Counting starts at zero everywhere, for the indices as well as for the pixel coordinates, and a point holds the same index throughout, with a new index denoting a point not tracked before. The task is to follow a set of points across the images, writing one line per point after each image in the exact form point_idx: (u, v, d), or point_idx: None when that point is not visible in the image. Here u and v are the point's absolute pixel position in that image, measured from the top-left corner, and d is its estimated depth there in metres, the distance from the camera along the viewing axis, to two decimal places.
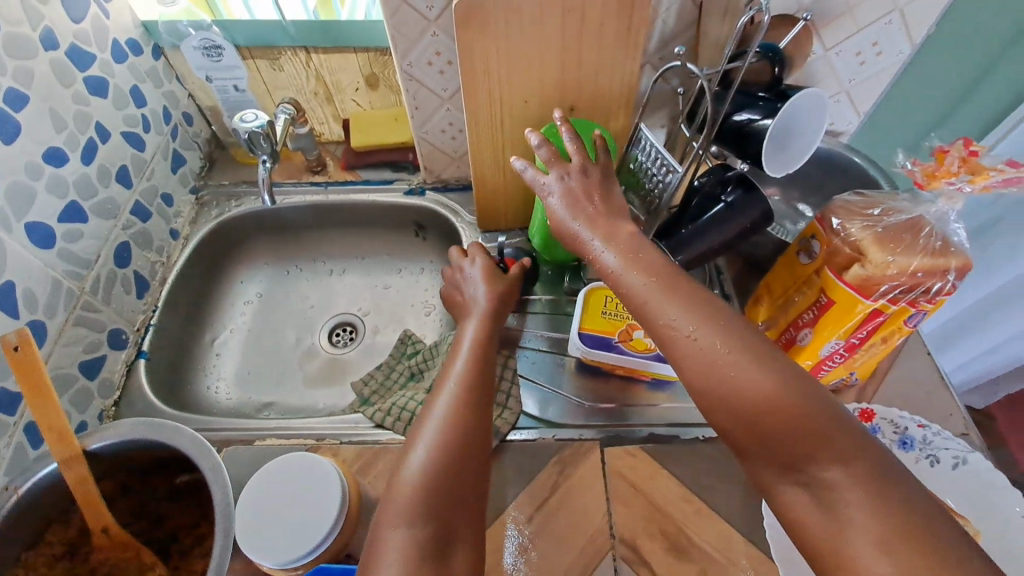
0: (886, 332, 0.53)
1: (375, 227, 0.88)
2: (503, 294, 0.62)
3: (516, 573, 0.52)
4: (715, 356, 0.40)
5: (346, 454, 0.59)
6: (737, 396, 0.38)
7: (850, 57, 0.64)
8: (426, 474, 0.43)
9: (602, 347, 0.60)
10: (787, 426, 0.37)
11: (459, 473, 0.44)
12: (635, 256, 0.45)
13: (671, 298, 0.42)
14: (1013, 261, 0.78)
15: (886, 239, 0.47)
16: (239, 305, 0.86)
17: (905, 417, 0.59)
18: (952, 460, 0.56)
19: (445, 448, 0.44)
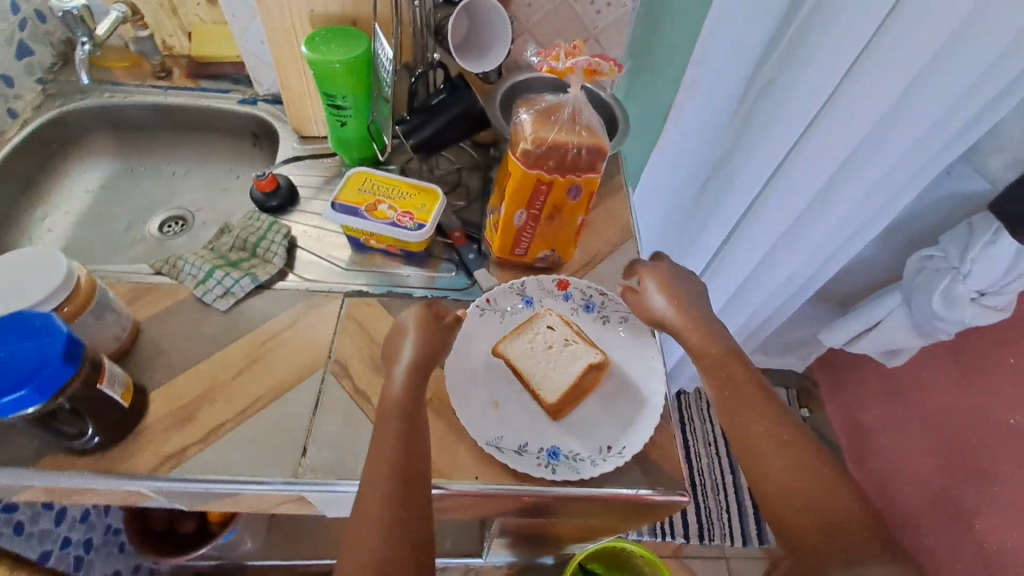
0: (557, 204, 0.66)
1: (215, 134, 0.98)
2: (435, 338, 0.61)
3: (240, 374, 0.64)
4: (773, 455, 0.55)
5: (120, 288, 0.69)
6: (803, 479, 0.53)
7: (586, 4, 0.79)
8: (370, 527, 0.49)
9: (351, 215, 0.72)
10: (830, 514, 0.51)
11: (410, 527, 0.49)
12: (732, 358, 0.63)
13: (763, 400, 0.59)
14: (733, 197, 0.93)
15: (539, 120, 0.62)
16: (77, 191, 0.94)
17: (593, 288, 0.73)
18: (619, 318, 0.72)
19: (403, 495, 0.51)
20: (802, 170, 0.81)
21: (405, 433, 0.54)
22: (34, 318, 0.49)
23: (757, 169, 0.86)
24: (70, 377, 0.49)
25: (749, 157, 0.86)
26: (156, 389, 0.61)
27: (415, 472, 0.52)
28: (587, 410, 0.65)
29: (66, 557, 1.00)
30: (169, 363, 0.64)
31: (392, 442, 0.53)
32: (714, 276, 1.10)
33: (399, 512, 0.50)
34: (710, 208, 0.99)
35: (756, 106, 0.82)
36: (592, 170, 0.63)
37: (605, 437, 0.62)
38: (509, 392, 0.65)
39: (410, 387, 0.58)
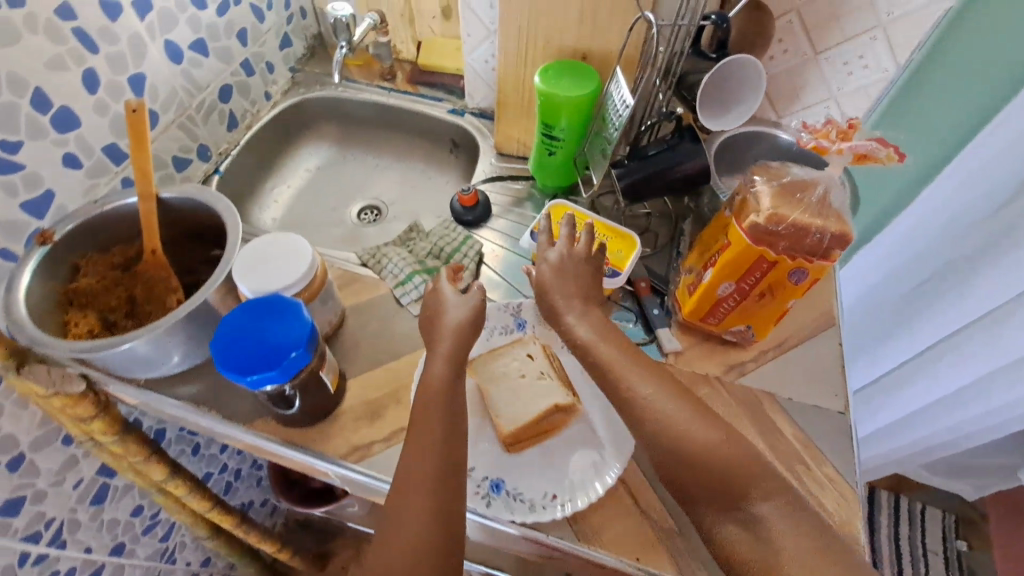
0: (773, 284, 0.61)
1: (420, 137, 1.05)
2: (470, 319, 0.59)
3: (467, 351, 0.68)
4: (663, 407, 0.51)
5: (332, 274, 0.77)
6: (676, 437, 0.49)
7: (839, 66, 0.71)
8: (413, 516, 0.47)
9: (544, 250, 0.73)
10: (711, 462, 0.48)
11: (454, 506, 0.49)
12: (606, 335, 0.57)
13: (632, 368, 0.54)
14: (961, 300, 0.81)
15: (782, 193, 0.57)
16: (299, 169, 1.06)
17: None
18: None
19: (440, 484, 0.49)
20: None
21: (437, 425, 0.52)
22: (286, 304, 0.55)
23: (1000, 288, 0.76)
24: (306, 363, 0.54)
25: (993, 273, 0.76)
26: (351, 377, 0.67)
27: (451, 468, 0.50)
28: (544, 451, 0.61)
29: (221, 481, 1.15)
30: (365, 355, 0.69)
31: (429, 428, 0.51)
32: (892, 389, 0.99)
33: (449, 502, 0.49)
34: (914, 316, 0.89)
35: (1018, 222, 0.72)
36: (830, 258, 0.57)
37: (552, 483, 0.59)
38: (471, 410, 0.64)
39: (434, 374, 0.55)
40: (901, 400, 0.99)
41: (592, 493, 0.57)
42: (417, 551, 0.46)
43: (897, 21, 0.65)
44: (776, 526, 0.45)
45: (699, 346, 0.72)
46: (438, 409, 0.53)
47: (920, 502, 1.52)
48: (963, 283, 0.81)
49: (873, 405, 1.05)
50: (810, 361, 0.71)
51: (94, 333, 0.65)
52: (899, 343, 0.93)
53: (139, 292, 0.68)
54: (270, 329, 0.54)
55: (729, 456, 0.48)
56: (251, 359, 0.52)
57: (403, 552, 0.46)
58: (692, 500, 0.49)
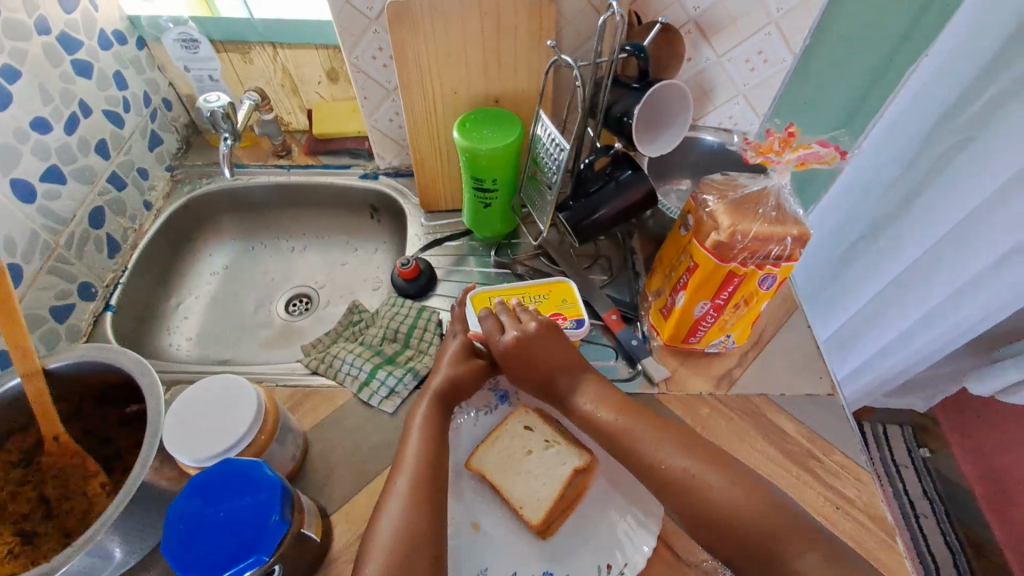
0: (746, 293, 0.61)
1: (334, 209, 0.97)
2: (461, 376, 0.62)
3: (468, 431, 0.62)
4: (673, 467, 0.52)
5: (280, 394, 0.68)
6: (698, 502, 0.49)
7: (741, 63, 0.73)
8: (390, 529, 0.48)
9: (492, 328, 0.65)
10: (742, 524, 0.47)
11: (436, 511, 0.50)
12: (621, 407, 0.57)
13: (647, 435, 0.54)
14: (898, 255, 0.87)
15: (737, 207, 0.57)
16: (205, 275, 0.94)
17: None
18: None
19: (423, 495, 0.50)
20: (986, 242, 0.76)
21: (426, 444, 0.55)
22: (245, 467, 0.47)
23: (924, 235, 0.81)
24: (286, 529, 0.46)
25: (920, 218, 0.81)
26: (335, 511, 0.59)
27: (435, 480, 0.52)
28: (579, 523, 0.57)
29: None
30: (344, 478, 0.61)
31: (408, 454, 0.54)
32: (851, 339, 1.05)
33: (429, 528, 0.48)
34: (855, 271, 0.95)
35: (940, 162, 0.76)
36: (794, 259, 0.57)
37: (603, 554, 0.54)
38: (487, 508, 0.58)
39: (431, 414, 0.58)
40: (859, 349, 1.04)
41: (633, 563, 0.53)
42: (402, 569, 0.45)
43: (786, 15, 0.67)
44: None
45: (684, 365, 0.70)
46: (432, 428, 0.57)
47: (881, 424, 1.61)
48: (897, 236, 0.86)
49: (835, 356, 1.11)
50: (787, 350, 0.72)
51: (15, 553, 0.52)
52: (848, 297, 0.99)
53: (51, 487, 0.56)
54: (236, 505, 0.45)
55: (767, 518, 0.47)
56: (222, 549, 0.42)
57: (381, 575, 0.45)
58: (734, 565, 0.48)
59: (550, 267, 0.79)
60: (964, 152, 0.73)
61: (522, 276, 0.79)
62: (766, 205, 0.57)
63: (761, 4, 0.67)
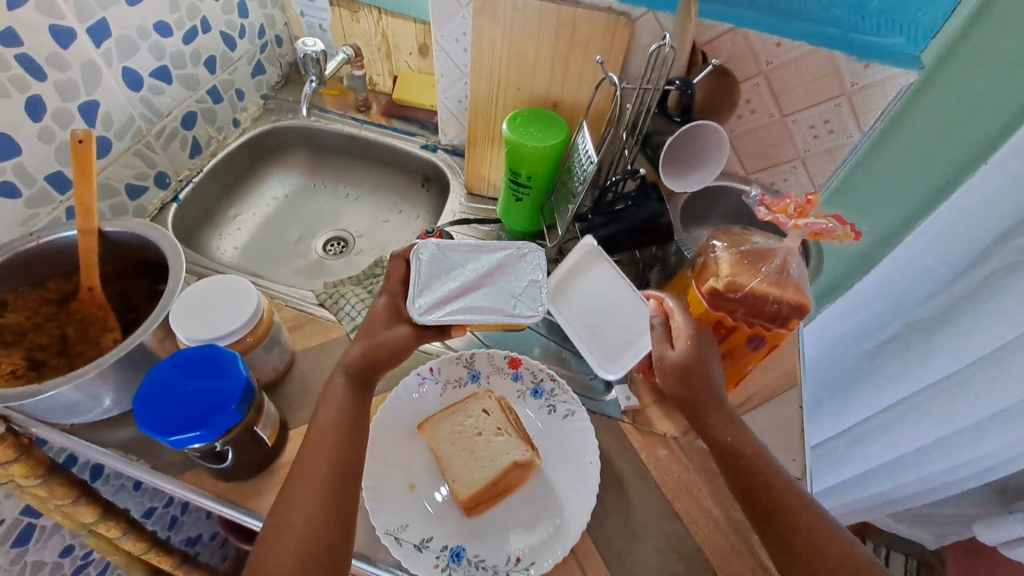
0: (732, 348, 0.61)
1: (392, 170, 1.04)
2: (380, 354, 0.57)
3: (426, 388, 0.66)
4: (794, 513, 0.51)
5: (285, 314, 0.74)
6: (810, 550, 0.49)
7: (806, 128, 0.72)
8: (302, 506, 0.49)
9: (449, 282, 0.61)
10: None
11: (343, 498, 0.50)
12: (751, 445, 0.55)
13: (774, 475, 0.53)
14: (923, 369, 0.81)
15: (742, 260, 0.57)
16: (267, 197, 1.03)
17: (544, 371, 0.68)
18: (564, 410, 0.65)
19: (332, 484, 0.50)
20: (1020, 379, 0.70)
21: (334, 428, 0.53)
22: (223, 356, 0.52)
23: (957, 354, 0.76)
24: (237, 421, 0.51)
25: (951, 337, 0.76)
26: (294, 427, 0.64)
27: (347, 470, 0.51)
28: (504, 511, 0.59)
29: (166, 515, 1.10)
30: (309, 403, 0.66)
31: (323, 434, 0.52)
32: (853, 445, 0.98)
33: (338, 512, 0.49)
34: (877, 375, 0.89)
35: (987, 289, 0.70)
36: (787, 329, 0.57)
37: (516, 546, 0.56)
38: (426, 473, 0.60)
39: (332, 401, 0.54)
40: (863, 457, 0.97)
41: (540, 567, 0.55)
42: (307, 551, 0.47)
43: (861, 90, 0.66)
44: None
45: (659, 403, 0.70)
46: (343, 413, 0.54)
47: (886, 548, 1.50)
48: (929, 345, 0.80)
49: (837, 461, 1.03)
50: (769, 422, 0.70)
51: (22, 373, 0.61)
52: (862, 399, 0.93)
53: (74, 329, 0.65)
54: (206, 385, 0.50)
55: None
56: (181, 416, 0.49)
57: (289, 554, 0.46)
58: None
59: None
60: (1002, 281, 0.68)
61: None
62: (766, 267, 0.56)
63: (836, 73, 0.66)
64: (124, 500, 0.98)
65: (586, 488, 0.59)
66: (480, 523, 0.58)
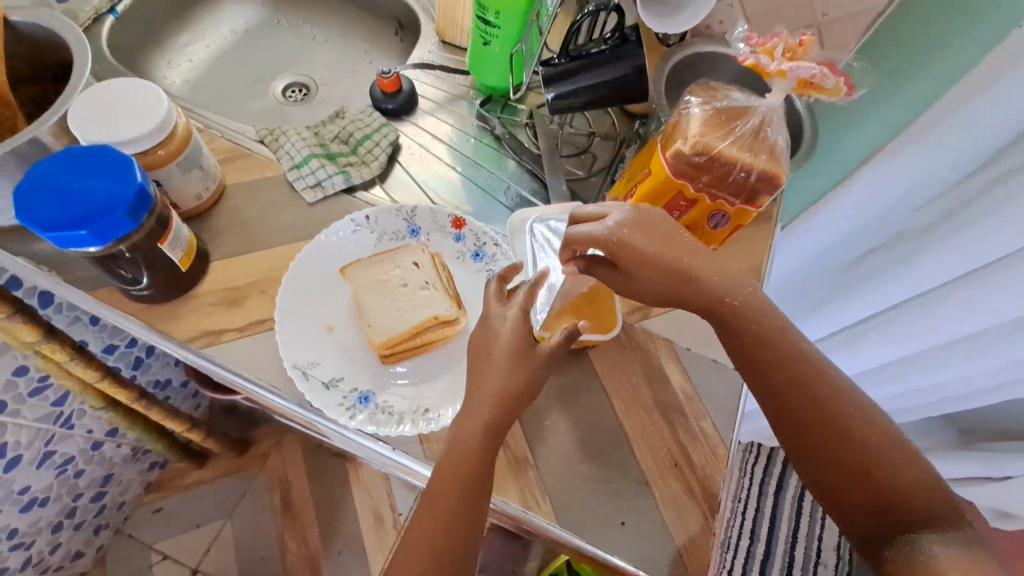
0: (690, 224, 0.55)
1: (363, 10, 0.93)
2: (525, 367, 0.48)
3: (359, 232, 0.62)
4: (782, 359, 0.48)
5: (219, 146, 0.68)
6: (810, 394, 0.48)
7: None
8: (432, 531, 0.46)
9: (543, 237, 0.59)
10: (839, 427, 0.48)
11: (477, 516, 0.47)
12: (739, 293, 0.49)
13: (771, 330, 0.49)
14: (889, 284, 0.76)
15: (714, 119, 0.50)
16: (223, 28, 0.94)
17: (489, 235, 0.64)
18: None
19: (463, 514, 0.46)
20: (1000, 302, 0.64)
21: (480, 473, 0.47)
22: (117, 158, 0.48)
23: (936, 270, 0.69)
24: (133, 230, 0.48)
25: (933, 253, 0.69)
26: (216, 260, 0.61)
27: (478, 493, 0.46)
28: (422, 364, 0.57)
29: (129, 355, 1.11)
30: (238, 237, 0.62)
31: (451, 490, 0.46)
32: None
33: (462, 536, 0.46)
34: (843, 290, 0.85)
35: (983, 206, 0.63)
36: (752, 204, 0.52)
37: (428, 399, 0.55)
38: (347, 319, 0.58)
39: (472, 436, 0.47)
40: None
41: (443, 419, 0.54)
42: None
43: None
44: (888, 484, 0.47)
45: None
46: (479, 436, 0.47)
47: None
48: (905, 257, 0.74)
49: None
50: None
51: None
52: (825, 316, 0.89)
53: None
54: (94, 184, 0.46)
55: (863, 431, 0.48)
56: (62, 213, 0.45)
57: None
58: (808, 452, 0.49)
59: (530, 141, 0.74)
60: (1003, 185, 0.61)
61: (498, 137, 0.74)
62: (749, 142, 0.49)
63: None
64: (80, 333, 0.96)
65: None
66: (394, 371, 0.57)
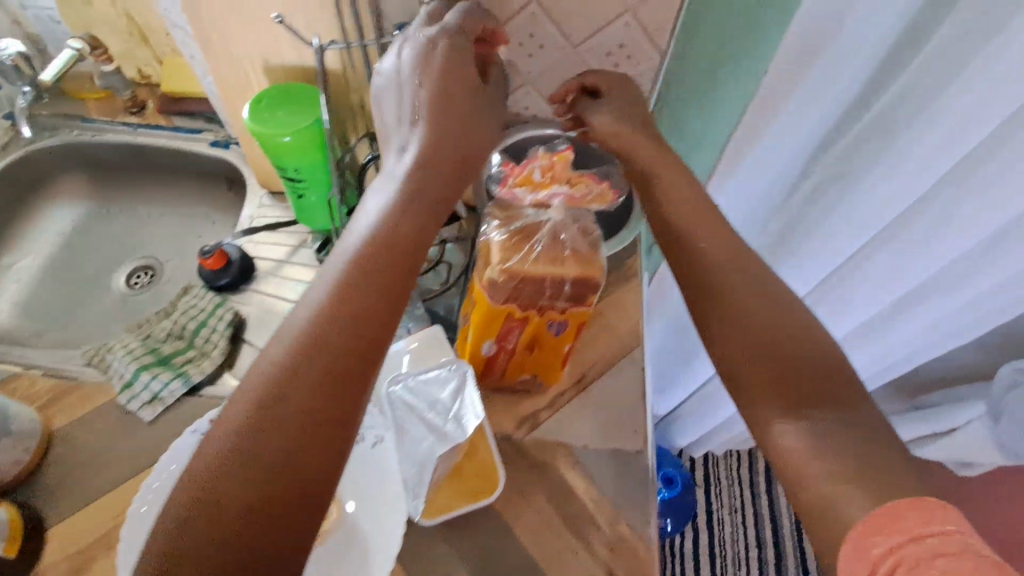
0: (536, 339, 0.53)
1: (191, 176, 0.90)
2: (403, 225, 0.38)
3: None
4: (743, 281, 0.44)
5: (41, 387, 0.62)
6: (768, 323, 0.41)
7: (602, 56, 0.61)
8: (263, 395, 0.31)
9: (424, 402, 0.53)
10: (787, 351, 0.40)
11: (359, 383, 0.33)
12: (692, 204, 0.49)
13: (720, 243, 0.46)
14: None
15: (515, 241, 0.48)
16: (48, 235, 0.89)
17: None
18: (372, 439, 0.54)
19: (331, 390, 0.33)
20: (864, 295, 0.64)
21: (344, 352, 0.34)
22: None
23: (801, 280, 0.68)
24: None
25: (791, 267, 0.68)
26: (51, 526, 0.54)
27: (346, 378, 0.33)
28: None
29: None
30: (74, 488, 0.56)
31: (342, 314, 0.34)
32: None
33: (329, 374, 0.33)
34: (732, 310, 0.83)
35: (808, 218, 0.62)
36: (585, 305, 0.50)
37: None
38: None
39: (335, 328, 0.34)
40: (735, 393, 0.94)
41: None
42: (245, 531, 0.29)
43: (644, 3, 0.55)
44: (803, 441, 0.37)
45: (491, 401, 0.62)
46: (351, 291, 0.35)
47: None
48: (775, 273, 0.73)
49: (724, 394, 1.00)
50: (610, 394, 0.63)
51: None
52: None
53: None
54: None
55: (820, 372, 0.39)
56: None
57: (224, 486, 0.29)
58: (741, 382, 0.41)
59: None
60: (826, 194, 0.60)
61: None
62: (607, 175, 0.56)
63: None
64: None
65: (393, 523, 0.51)
66: None
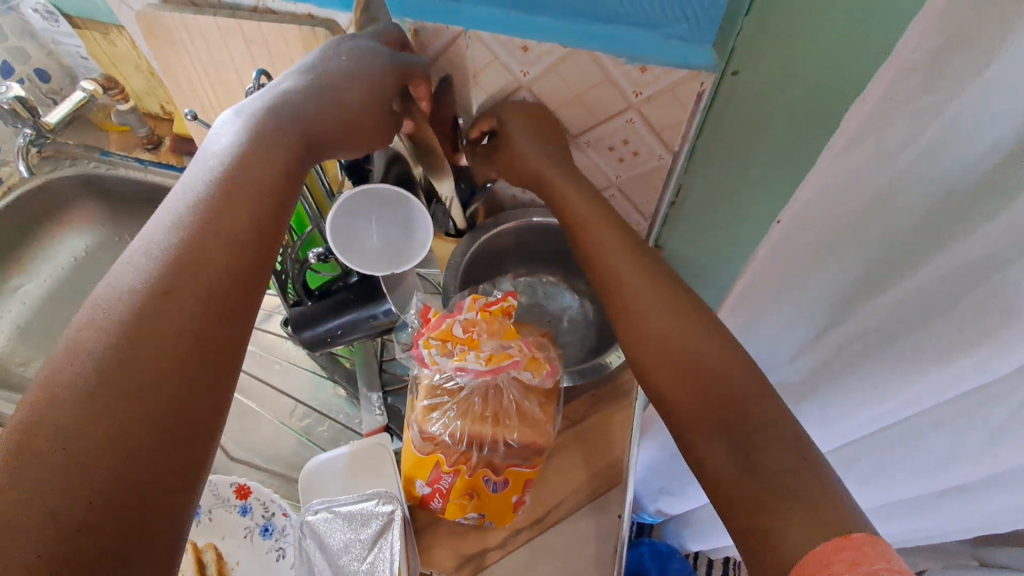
0: (472, 497, 0.45)
1: None
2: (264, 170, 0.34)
3: None
4: (654, 301, 0.41)
5: None
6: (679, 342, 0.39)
7: (605, 151, 0.53)
8: (98, 365, 0.25)
9: (337, 544, 0.46)
10: (708, 372, 0.37)
11: (217, 331, 0.29)
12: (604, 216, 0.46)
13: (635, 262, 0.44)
14: None
15: (451, 392, 0.42)
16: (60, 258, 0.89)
17: (278, 502, 0.55)
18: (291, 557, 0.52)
19: (183, 342, 0.27)
20: (905, 473, 0.50)
21: (203, 298, 0.29)
22: None
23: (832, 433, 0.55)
24: None
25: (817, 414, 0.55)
26: None
27: (212, 331, 0.29)
28: None
29: None
30: None
31: (206, 265, 0.29)
32: None
33: (176, 336, 0.27)
34: None
35: (841, 366, 0.49)
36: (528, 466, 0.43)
37: None
38: None
39: (206, 253, 0.30)
40: None
41: None
42: (117, 468, 0.23)
43: (650, 101, 0.46)
44: (729, 469, 0.34)
45: (431, 529, 0.53)
46: (213, 235, 0.31)
47: None
48: None
49: None
50: (572, 545, 0.53)
51: None
52: None
53: None
54: None
55: (737, 388, 0.36)
56: None
57: (70, 446, 0.23)
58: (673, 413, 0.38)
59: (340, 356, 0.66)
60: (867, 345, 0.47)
61: None
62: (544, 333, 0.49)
63: (611, 81, 0.45)
64: None
65: None
66: None
